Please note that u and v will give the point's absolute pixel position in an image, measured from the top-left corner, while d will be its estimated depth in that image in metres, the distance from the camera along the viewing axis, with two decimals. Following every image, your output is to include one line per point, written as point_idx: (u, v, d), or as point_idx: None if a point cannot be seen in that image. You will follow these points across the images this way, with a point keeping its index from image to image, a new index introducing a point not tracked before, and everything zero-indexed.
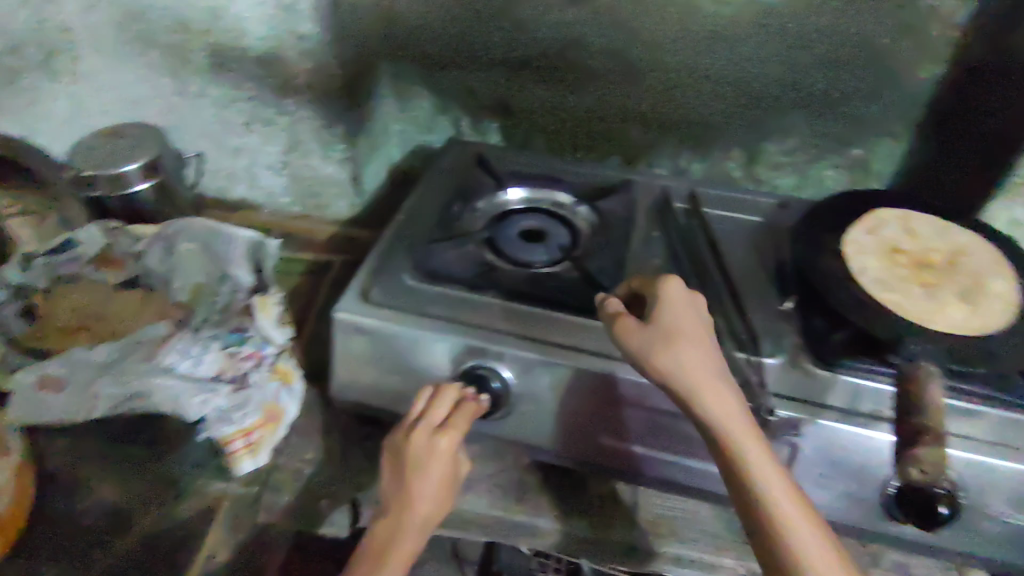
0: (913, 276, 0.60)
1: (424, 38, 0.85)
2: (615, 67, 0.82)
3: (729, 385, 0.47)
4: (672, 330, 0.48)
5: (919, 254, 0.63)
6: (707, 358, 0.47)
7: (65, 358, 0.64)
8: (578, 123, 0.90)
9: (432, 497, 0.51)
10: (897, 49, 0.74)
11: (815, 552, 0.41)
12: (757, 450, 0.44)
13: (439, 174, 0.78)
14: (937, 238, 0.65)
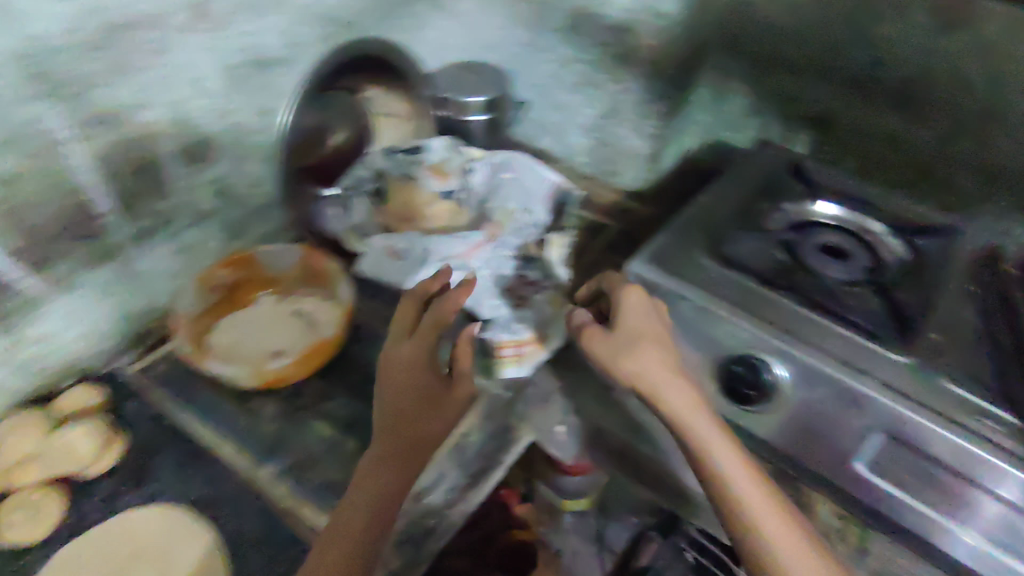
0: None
1: (768, 38, 0.87)
2: (972, 107, 0.76)
3: (683, 386, 0.56)
4: (629, 337, 0.58)
5: None
6: (660, 355, 0.57)
7: (405, 236, 0.80)
8: (900, 158, 0.85)
9: (413, 410, 0.57)
10: None
11: (774, 535, 0.50)
12: (714, 441, 0.53)
13: (749, 169, 0.80)
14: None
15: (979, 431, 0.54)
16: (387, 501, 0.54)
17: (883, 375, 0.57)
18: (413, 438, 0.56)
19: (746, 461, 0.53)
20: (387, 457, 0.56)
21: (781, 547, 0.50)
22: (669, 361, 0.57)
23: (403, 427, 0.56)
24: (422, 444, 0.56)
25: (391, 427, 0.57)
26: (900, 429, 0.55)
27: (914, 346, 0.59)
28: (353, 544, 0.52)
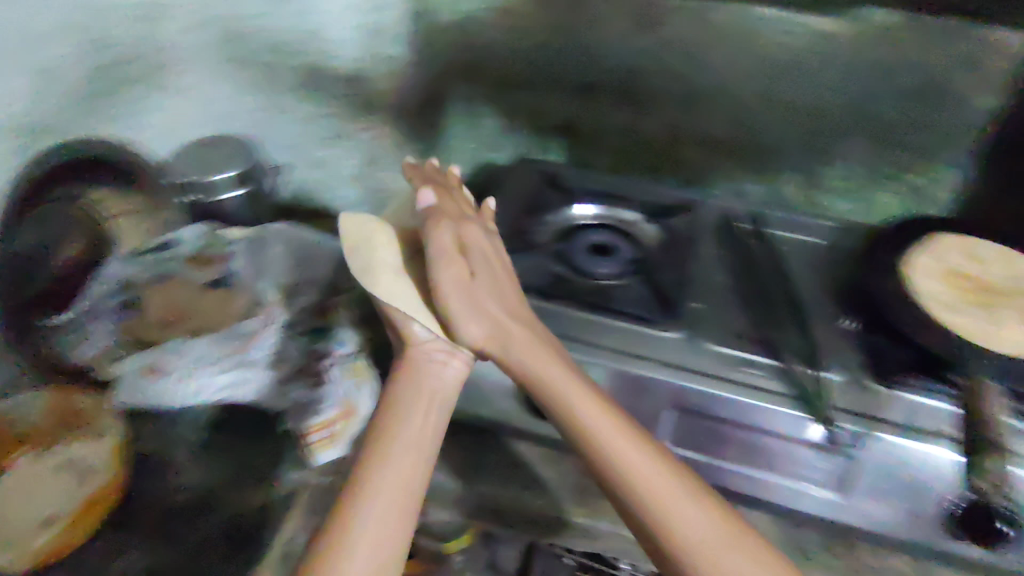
0: (971, 297, 0.70)
1: (510, 60, 0.96)
2: (679, 94, 0.93)
3: (487, 278, 0.72)
4: (494, 286, 0.71)
5: (980, 281, 0.72)
6: (490, 293, 0.71)
7: (172, 344, 0.76)
8: (649, 144, 1.00)
9: (395, 480, 0.59)
10: (956, 79, 0.83)
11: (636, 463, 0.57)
12: (625, 451, 0.57)
13: (513, 189, 0.90)
14: (994, 266, 0.75)
15: (754, 380, 0.64)
16: (394, 530, 0.55)
17: (659, 357, 0.66)
18: (407, 498, 0.58)
19: (682, 487, 0.55)
20: (378, 496, 0.57)
21: (678, 519, 0.53)
22: (569, 403, 0.61)
23: (522, 356, 0.65)
24: (403, 492, 0.59)
25: (411, 477, 0.60)
26: (693, 404, 0.64)
27: (675, 317, 0.70)
28: (392, 556, 0.54)
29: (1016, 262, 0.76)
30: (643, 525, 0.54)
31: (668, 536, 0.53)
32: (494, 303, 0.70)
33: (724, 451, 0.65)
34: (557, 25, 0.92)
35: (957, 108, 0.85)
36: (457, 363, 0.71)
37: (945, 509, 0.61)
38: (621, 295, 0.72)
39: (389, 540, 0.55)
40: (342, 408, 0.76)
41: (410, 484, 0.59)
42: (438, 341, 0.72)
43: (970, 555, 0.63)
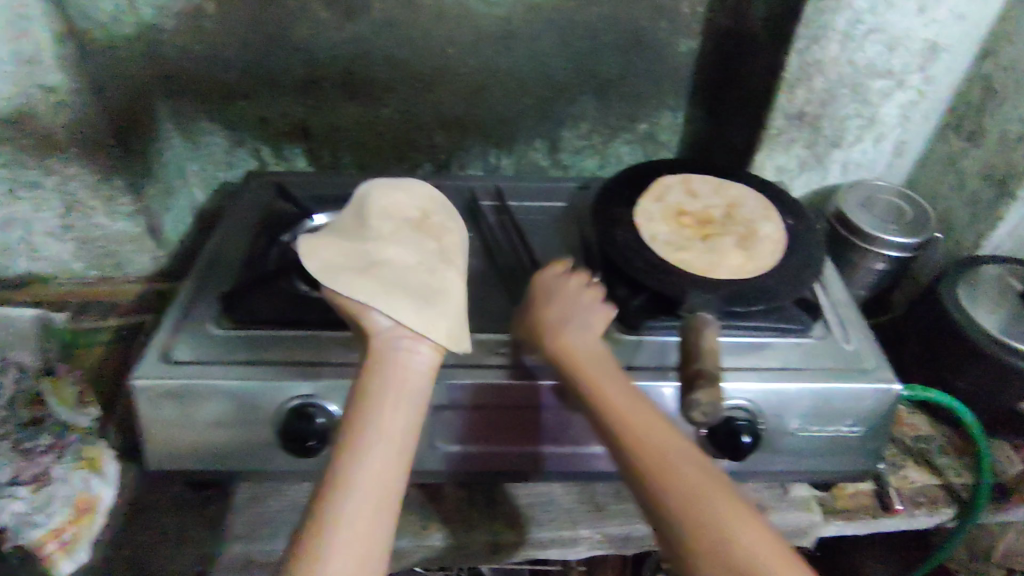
0: (695, 232, 0.76)
1: (216, 69, 0.86)
2: (403, 77, 0.88)
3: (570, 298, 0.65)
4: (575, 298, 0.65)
5: (701, 213, 0.78)
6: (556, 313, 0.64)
7: None
8: (394, 135, 0.95)
9: (372, 476, 0.52)
10: (657, 28, 0.88)
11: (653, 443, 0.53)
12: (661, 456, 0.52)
13: (245, 209, 0.82)
14: (709, 196, 0.81)
15: (510, 364, 0.65)
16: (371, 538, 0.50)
17: None
18: (384, 482, 0.52)
19: (703, 475, 0.51)
20: (365, 500, 0.51)
21: (728, 522, 0.48)
22: (644, 411, 0.55)
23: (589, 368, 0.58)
24: (384, 488, 0.52)
25: (384, 462, 0.53)
26: (460, 402, 0.63)
27: None
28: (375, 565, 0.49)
29: (726, 187, 0.82)
30: (672, 516, 0.49)
31: (692, 535, 0.48)
32: (234, 352, 0.64)
33: (499, 438, 0.66)
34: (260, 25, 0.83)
35: (659, 56, 0.91)
36: (426, 349, 0.60)
37: (704, 438, 0.65)
38: None
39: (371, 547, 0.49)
40: (76, 508, 0.66)
41: (388, 473, 0.53)
42: (403, 326, 0.60)
43: (738, 471, 0.69)
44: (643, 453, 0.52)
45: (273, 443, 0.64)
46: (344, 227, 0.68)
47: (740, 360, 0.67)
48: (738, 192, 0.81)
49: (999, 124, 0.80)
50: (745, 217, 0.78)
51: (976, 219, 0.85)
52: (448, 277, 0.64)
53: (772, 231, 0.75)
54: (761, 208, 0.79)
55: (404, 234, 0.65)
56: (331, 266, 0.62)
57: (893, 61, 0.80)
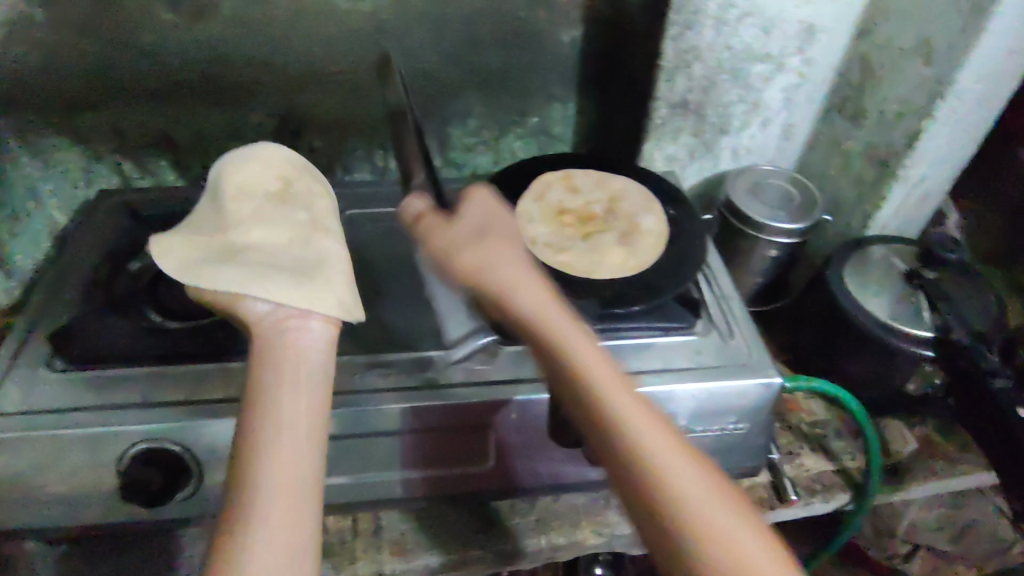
0: (576, 231, 0.73)
1: (55, 79, 0.78)
2: (271, 79, 0.83)
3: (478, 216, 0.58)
4: (479, 235, 0.56)
5: (582, 210, 0.76)
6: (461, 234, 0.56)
7: None
8: (268, 140, 0.90)
9: (283, 458, 0.41)
10: (535, 18, 0.85)
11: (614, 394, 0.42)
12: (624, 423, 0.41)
13: (94, 232, 0.75)
14: (591, 191, 0.78)
15: (380, 385, 0.61)
16: (285, 535, 0.39)
17: None
18: (291, 462, 0.42)
19: (677, 447, 0.40)
20: (269, 488, 0.40)
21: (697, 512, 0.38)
22: (610, 364, 0.44)
23: (547, 321, 0.47)
24: (295, 469, 0.41)
25: (290, 436, 0.43)
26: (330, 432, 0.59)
27: None
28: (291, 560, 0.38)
29: (609, 179, 0.80)
30: (637, 493, 0.39)
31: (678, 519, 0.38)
32: (71, 399, 0.58)
33: (375, 465, 0.61)
34: (97, 29, 0.75)
35: (541, 47, 0.88)
36: (319, 323, 0.52)
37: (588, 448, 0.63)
38: (232, 334, 0.64)
39: (290, 548, 0.38)
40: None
41: (301, 461, 0.42)
42: (284, 304, 0.51)
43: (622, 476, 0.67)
44: (608, 421, 0.42)
45: (119, 498, 0.57)
46: (205, 218, 0.60)
47: (621, 363, 0.65)
48: (621, 185, 0.79)
49: (877, 105, 0.80)
50: (629, 211, 0.76)
51: (862, 200, 0.85)
52: (326, 246, 0.59)
53: (654, 223, 0.73)
54: (643, 199, 0.77)
55: (268, 211, 0.59)
56: (193, 264, 0.55)
57: (770, 45, 0.78)
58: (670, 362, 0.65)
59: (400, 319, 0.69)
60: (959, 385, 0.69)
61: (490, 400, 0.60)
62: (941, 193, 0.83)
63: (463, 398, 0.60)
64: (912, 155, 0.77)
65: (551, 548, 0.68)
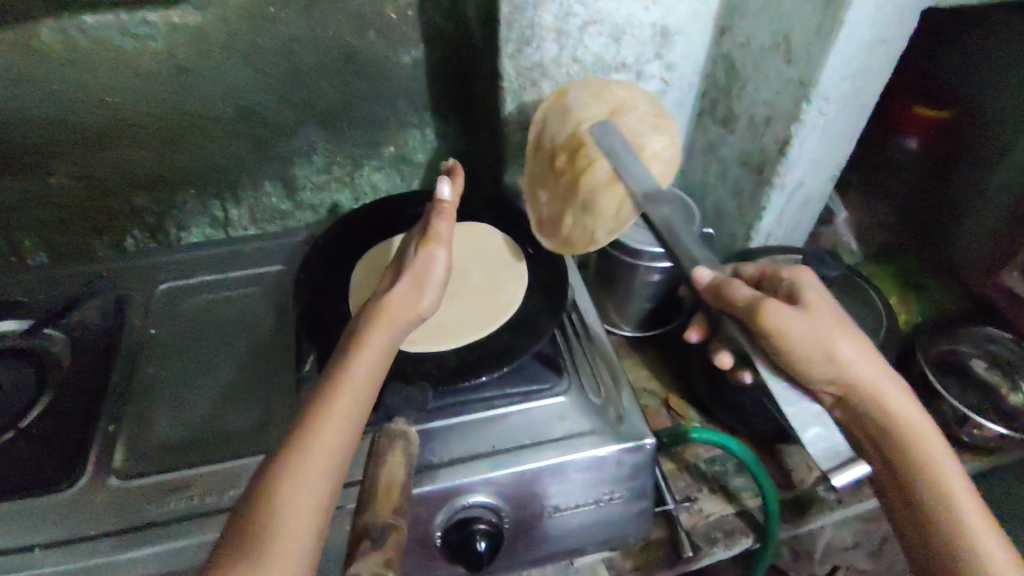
0: (568, 176, 0.69)
1: None
2: (62, 137, 0.71)
3: (807, 323, 0.49)
4: (818, 331, 0.48)
5: (573, 138, 0.67)
6: (801, 333, 0.48)
7: None
8: (77, 204, 0.77)
9: (320, 441, 0.41)
10: (366, 40, 0.75)
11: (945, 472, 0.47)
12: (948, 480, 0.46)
13: None
14: (591, 107, 0.68)
15: (179, 514, 0.51)
16: (307, 519, 0.38)
17: (48, 538, 0.49)
18: (332, 441, 0.41)
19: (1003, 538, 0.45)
20: (306, 475, 0.39)
21: None
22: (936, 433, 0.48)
23: (892, 409, 0.48)
24: (334, 450, 0.41)
25: (336, 417, 0.42)
26: None
27: (81, 460, 0.54)
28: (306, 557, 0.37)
29: (612, 85, 0.68)
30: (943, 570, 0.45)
31: None
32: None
33: None
34: None
35: (381, 71, 0.78)
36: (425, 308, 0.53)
37: (443, 548, 0.55)
38: (12, 464, 0.53)
39: (308, 540, 0.37)
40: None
41: (338, 437, 0.41)
42: (404, 296, 0.52)
43: (490, 570, 0.58)
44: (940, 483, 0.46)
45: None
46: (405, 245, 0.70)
47: (472, 444, 0.57)
48: (627, 94, 0.68)
49: (745, 109, 0.73)
50: (612, 143, 0.66)
51: (743, 209, 0.78)
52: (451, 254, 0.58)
53: (662, 147, 0.66)
54: (652, 111, 0.68)
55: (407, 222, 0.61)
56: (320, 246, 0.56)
57: (623, 53, 0.70)
58: (532, 433, 0.58)
59: (218, 414, 0.58)
60: None
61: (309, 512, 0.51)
62: (824, 195, 0.77)
63: None
64: (785, 162, 0.70)
65: None
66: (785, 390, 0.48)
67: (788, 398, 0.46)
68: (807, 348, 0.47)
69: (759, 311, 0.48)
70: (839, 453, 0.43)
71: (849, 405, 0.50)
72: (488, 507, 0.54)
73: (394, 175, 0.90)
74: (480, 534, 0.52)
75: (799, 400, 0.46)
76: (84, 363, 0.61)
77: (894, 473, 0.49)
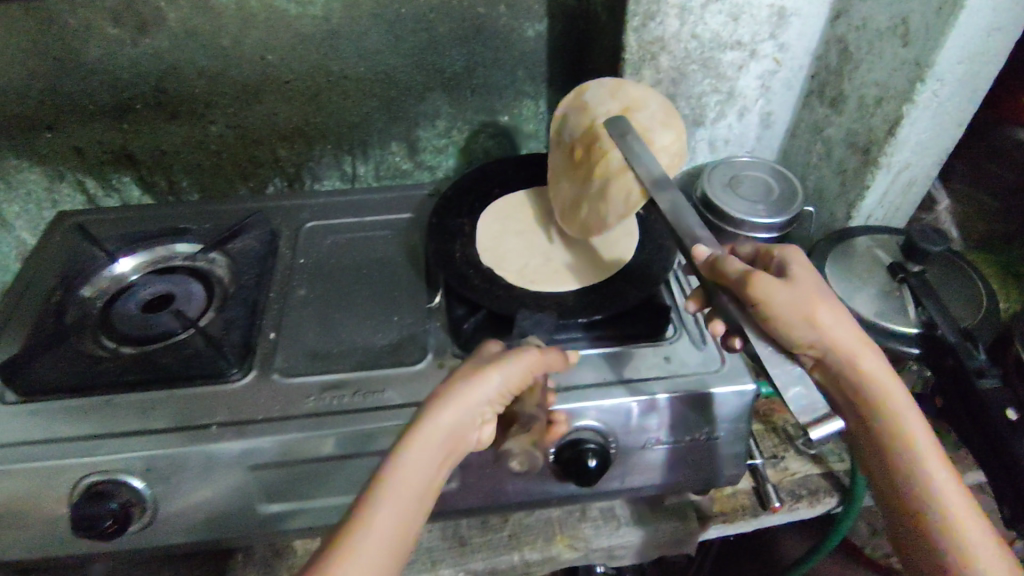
0: (586, 170, 0.70)
1: (7, 100, 0.77)
2: (226, 90, 0.81)
3: (788, 292, 0.50)
4: (797, 298, 0.50)
5: (589, 133, 0.70)
6: (783, 301, 0.49)
7: None
8: (231, 152, 0.87)
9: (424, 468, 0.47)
10: (496, 13, 0.81)
11: (914, 425, 0.50)
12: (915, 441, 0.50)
13: (50, 256, 0.74)
14: (608, 104, 0.71)
15: (332, 409, 0.59)
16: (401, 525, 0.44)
17: (224, 418, 0.58)
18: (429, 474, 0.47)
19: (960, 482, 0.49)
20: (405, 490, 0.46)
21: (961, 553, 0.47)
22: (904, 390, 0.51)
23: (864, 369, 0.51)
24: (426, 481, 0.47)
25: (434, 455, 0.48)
26: (283, 460, 0.57)
27: (249, 360, 0.63)
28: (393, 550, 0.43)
29: (625, 87, 0.72)
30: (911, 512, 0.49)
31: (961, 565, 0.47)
32: (20, 432, 0.58)
33: (341, 489, 0.59)
34: (46, 50, 0.74)
35: (506, 43, 0.85)
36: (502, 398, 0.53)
37: (554, 465, 0.60)
38: (189, 358, 0.62)
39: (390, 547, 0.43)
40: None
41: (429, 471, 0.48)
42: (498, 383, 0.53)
43: (591, 492, 0.64)
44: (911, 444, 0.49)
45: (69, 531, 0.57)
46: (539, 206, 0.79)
47: (584, 375, 0.63)
48: (642, 94, 0.70)
49: (855, 90, 0.76)
50: (643, 126, 0.67)
51: (845, 188, 0.81)
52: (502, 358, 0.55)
53: (669, 141, 0.66)
54: (662, 111, 0.69)
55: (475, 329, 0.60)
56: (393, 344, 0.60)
57: (740, 31, 0.74)
58: (639, 370, 0.63)
59: (357, 332, 0.66)
60: (947, 381, 0.66)
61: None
62: (929, 179, 0.79)
63: None
64: (893, 141, 0.73)
65: (525, 565, 0.67)
66: (770, 353, 0.48)
67: (773, 361, 0.47)
68: (788, 315, 0.49)
69: (749, 283, 0.49)
70: (818, 411, 0.43)
71: (825, 368, 0.52)
72: (597, 431, 0.60)
73: (505, 143, 0.96)
74: (591, 452, 0.58)
75: (786, 365, 0.46)
76: (245, 282, 0.69)
77: (865, 433, 0.52)
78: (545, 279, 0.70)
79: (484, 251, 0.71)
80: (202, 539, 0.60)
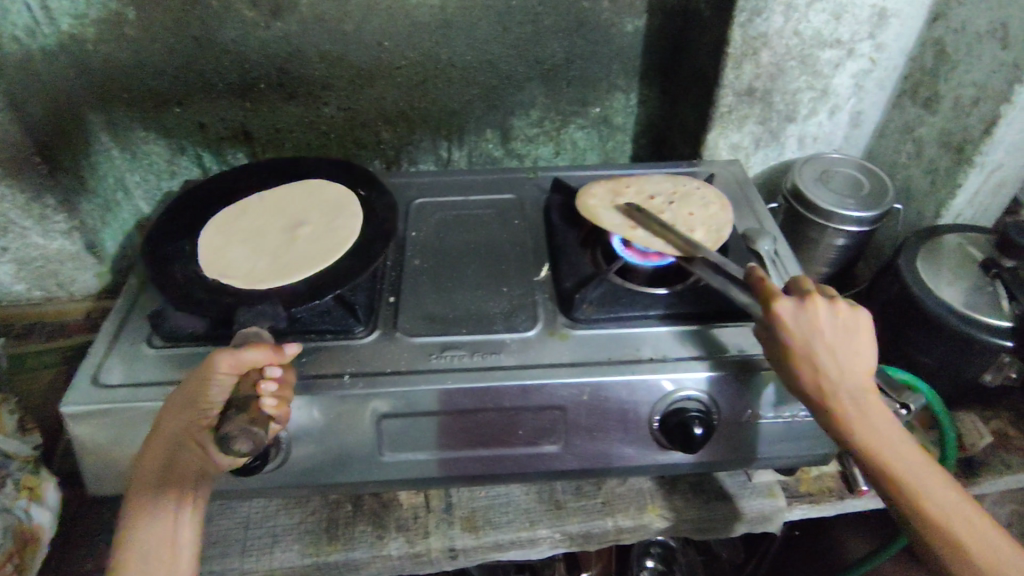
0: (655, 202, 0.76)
1: (146, 75, 0.83)
2: (342, 74, 0.86)
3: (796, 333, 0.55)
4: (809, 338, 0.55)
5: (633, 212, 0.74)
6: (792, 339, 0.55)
7: None
8: (339, 133, 0.93)
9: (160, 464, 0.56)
10: (599, 8, 0.85)
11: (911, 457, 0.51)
12: (922, 479, 0.51)
13: None
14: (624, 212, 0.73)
15: (453, 366, 0.63)
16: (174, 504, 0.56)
17: (354, 369, 0.63)
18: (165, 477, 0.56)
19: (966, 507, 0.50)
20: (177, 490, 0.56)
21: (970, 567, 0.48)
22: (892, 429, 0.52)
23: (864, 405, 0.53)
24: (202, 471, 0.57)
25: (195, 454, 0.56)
26: (406, 411, 0.61)
27: (373, 321, 0.67)
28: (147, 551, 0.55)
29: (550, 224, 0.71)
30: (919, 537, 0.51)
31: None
32: (168, 373, 0.63)
33: (457, 441, 0.63)
34: (186, 29, 0.80)
35: (605, 37, 0.89)
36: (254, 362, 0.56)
37: (657, 431, 0.64)
38: (318, 313, 0.67)
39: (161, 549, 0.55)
40: (16, 538, 0.65)
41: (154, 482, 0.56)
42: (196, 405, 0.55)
43: (688, 462, 0.67)
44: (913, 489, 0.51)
45: None
46: (259, 213, 0.79)
47: (687, 348, 0.65)
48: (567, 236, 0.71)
49: (952, 90, 0.78)
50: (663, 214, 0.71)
51: (936, 187, 0.83)
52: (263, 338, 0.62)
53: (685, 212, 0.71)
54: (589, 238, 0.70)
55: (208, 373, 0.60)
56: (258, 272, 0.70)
57: (840, 29, 0.77)
58: (742, 347, 0.65)
59: (470, 300, 0.70)
60: None
61: (558, 382, 0.61)
62: (1020, 179, 0.81)
63: (540, 381, 0.61)
64: (989, 141, 0.75)
65: (618, 530, 0.70)
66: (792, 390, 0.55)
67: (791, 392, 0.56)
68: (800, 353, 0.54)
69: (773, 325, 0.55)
70: None
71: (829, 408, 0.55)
72: (701, 402, 0.63)
73: (594, 135, 1.00)
74: (697, 419, 0.61)
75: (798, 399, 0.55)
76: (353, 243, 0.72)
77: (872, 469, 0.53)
78: (310, 262, 0.70)
79: (201, 262, 0.71)
80: (324, 481, 0.64)
